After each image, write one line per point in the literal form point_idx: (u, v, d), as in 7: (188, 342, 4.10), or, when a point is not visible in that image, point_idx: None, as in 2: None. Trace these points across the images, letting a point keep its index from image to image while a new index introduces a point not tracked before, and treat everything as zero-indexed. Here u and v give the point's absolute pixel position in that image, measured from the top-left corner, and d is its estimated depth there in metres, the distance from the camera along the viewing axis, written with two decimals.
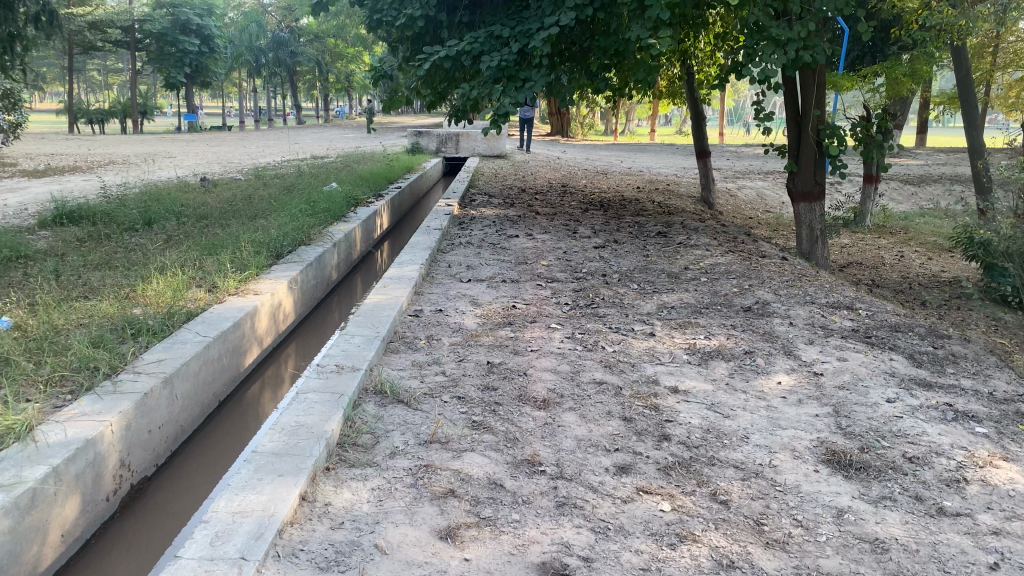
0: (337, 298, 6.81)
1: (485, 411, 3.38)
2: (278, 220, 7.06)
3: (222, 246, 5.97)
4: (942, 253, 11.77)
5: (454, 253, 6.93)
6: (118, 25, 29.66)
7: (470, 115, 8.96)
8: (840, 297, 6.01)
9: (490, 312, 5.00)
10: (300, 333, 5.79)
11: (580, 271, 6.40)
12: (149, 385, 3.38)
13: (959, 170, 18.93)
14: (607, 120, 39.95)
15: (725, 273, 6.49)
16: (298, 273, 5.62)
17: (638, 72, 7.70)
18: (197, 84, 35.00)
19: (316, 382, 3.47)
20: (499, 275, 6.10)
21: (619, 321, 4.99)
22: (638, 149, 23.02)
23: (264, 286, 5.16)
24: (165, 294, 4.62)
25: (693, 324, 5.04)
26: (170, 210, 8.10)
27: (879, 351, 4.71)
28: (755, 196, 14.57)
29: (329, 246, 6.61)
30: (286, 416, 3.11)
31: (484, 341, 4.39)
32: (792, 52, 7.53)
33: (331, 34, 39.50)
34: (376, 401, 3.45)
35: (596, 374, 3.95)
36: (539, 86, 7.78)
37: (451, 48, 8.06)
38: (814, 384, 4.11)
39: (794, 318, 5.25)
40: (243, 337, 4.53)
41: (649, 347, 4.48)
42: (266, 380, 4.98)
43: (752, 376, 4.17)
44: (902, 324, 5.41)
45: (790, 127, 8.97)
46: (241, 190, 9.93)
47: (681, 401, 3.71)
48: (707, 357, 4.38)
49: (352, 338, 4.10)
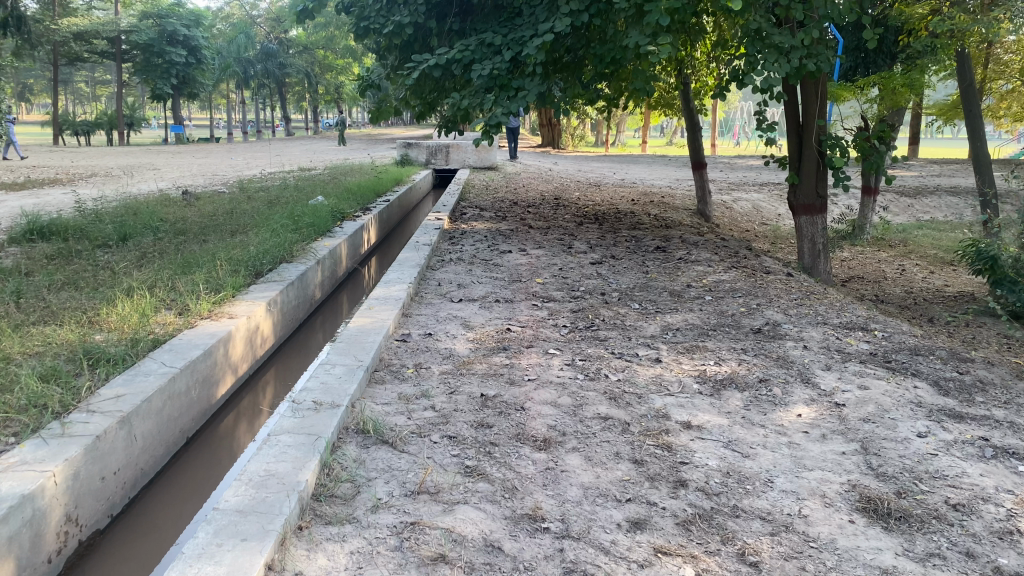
0: (320, 318, 6.45)
1: (479, 454, 3.03)
2: (259, 235, 6.71)
3: (197, 264, 5.60)
4: (944, 266, 11.50)
5: (444, 270, 6.59)
6: (103, 37, 29.27)
7: (460, 126, 8.63)
8: (853, 316, 5.70)
9: (483, 337, 4.65)
10: (280, 358, 5.43)
11: (577, 289, 6.07)
12: (104, 427, 3.01)
13: (955, 181, 18.74)
14: (598, 131, 39.75)
15: (730, 291, 6.18)
16: (277, 293, 5.25)
17: (636, 82, 7.39)
18: (185, 96, 34.53)
19: (291, 422, 3.10)
20: (492, 294, 5.76)
21: (622, 345, 4.65)
22: (631, 160, 22.78)
23: (240, 307, 4.80)
24: (130, 318, 4.24)
25: (701, 348, 4.71)
26: (147, 225, 7.73)
27: (901, 378, 4.38)
28: (751, 208, 14.30)
29: (313, 264, 6.26)
30: (253, 465, 2.75)
31: (477, 370, 4.04)
32: (796, 60, 7.26)
33: (321, 46, 39.25)
34: (357, 442, 3.09)
35: (601, 407, 3.60)
36: (533, 96, 7.48)
37: (441, 56, 7.72)
38: (837, 417, 3.78)
39: (808, 341, 4.93)
40: (214, 366, 4.16)
41: (656, 375, 4.15)
42: (242, 411, 4.62)
43: (769, 409, 3.83)
44: (921, 346, 5.10)
45: (792, 138, 8.68)
46: (223, 204, 9.58)
47: (695, 439, 3.37)
48: (720, 387, 4.05)
49: (333, 368, 3.74)
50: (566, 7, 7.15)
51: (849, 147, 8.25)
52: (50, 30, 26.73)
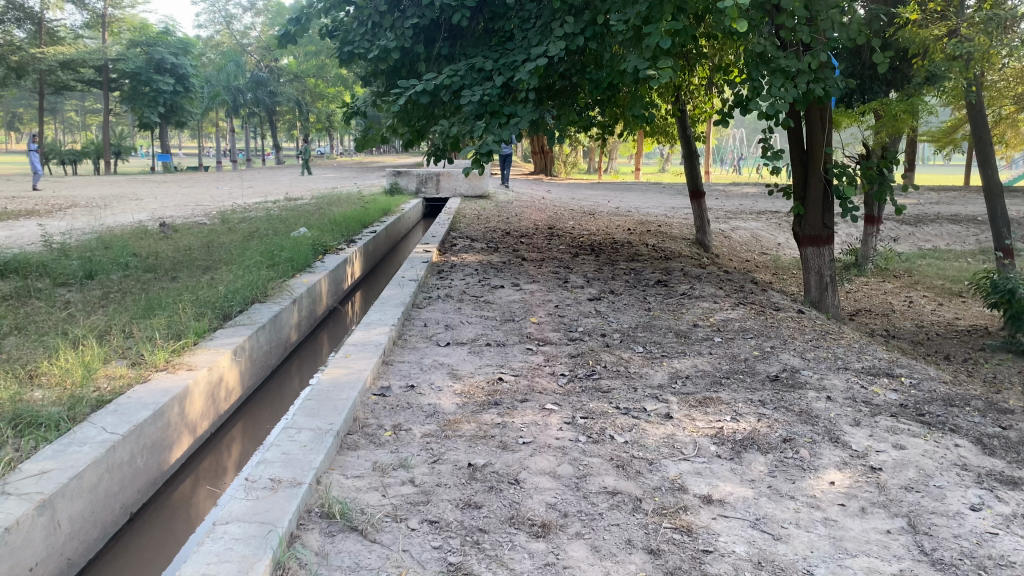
0: (295, 363, 5.97)
1: (464, 546, 2.56)
2: (232, 272, 6.23)
3: (160, 306, 5.11)
4: (953, 298, 11.09)
5: (431, 308, 6.13)
6: (91, 65, 28.76)
7: (449, 154, 8.21)
8: (874, 360, 5.23)
9: (472, 389, 4.18)
10: (248, 410, 4.96)
11: (575, 330, 5.61)
12: (17, 514, 2.51)
13: (956, 209, 18.41)
14: (591, 159, 39.58)
15: (740, 332, 5.74)
16: (245, 339, 4.77)
17: (634, 108, 6.98)
18: (173, 124, 34.09)
19: (241, 507, 2.62)
20: (483, 336, 5.30)
21: (627, 398, 4.18)
22: (624, 187, 22.43)
23: (201, 357, 4.31)
24: (72, 371, 3.74)
25: (714, 400, 4.24)
26: (117, 262, 7.25)
27: (940, 434, 3.92)
28: (750, 237, 13.90)
29: (288, 304, 5.79)
30: (189, 568, 2.26)
31: (465, 431, 3.57)
32: (803, 84, 6.86)
33: (312, 74, 39.13)
34: (321, 530, 2.62)
35: (607, 479, 3.14)
36: (526, 123, 7.05)
37: (429, 82, 7.30)
38: (875, 485, 3.31)
39: (831, 391, 4.47)
40: (167, 427, 3.67)
41: (667, 436, 3.69)
42: (201, 474, 4.13)
43: (797, 475, 3.37)
44: (953, 395, 4.63)
45: (795, 167, 8.29)
46: (202, 237, 9.11)
47: (718, 518, 2.91)
48: (740, 449, 3.59)
49: (298, 434, 3.25)
50: (561, 29, 6.75)
51: (856, 175, 7.86)
52: (34, 58, 26.28)
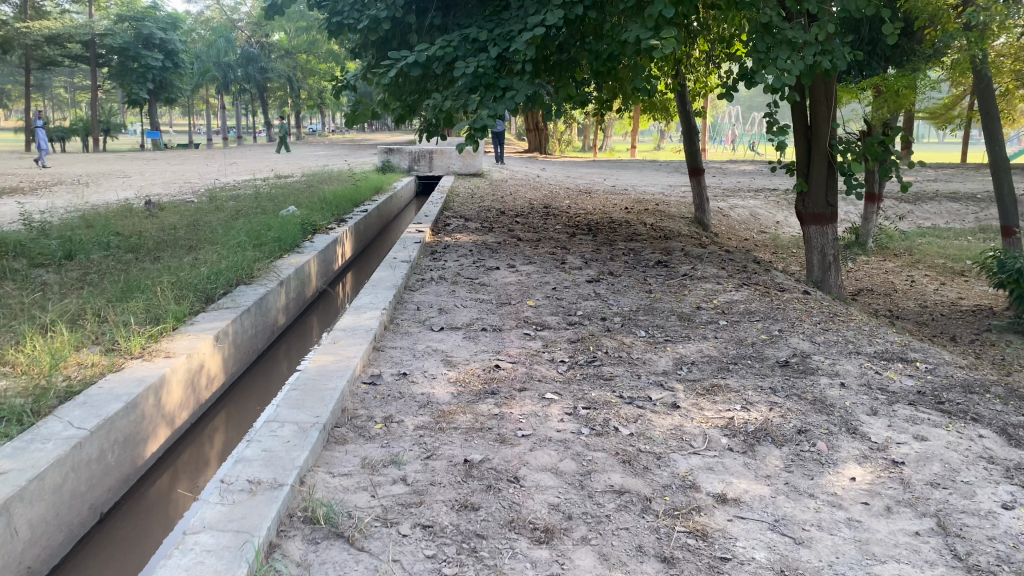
0: (283, 348, 5.75)
1: (459, 555, 2.33)
2: (216, 253, 5.97)
3: (139, 289, 4.85)
4: (956, 277, 10.90)
5: (424, 290, 5.89)
6: (77, 41, 28.18)
7: (442, 129, 7.93)
8: (886, 344, 5.02)
9: (467, 377, 3.94)
10: (232, 398, 4.74)
11: (574, 313, 5.38)
12: None
13: (956, 187, 18.19)
14: (586, 137, 39.22)
15: (745, 315, 5.52)
16: (228, 323, 4.53)
17: (636, 81, 6.71)
18: (162, 101, 33.55)
19: (214, 513, 2.40)
20: (478, 320, 5.07)
21: (630, 386, 3.96)
22: (620, 165, 22.14)
23: (180, 343, 4.07)
24: (39, 359, 3.48)
25: (722, 387, 4.03)
26: (98, 241, 6.97)
27: (962, 424, 3.72)
28: (748, 215, 13.67)
29: (274, 286, 5.54)
30: None
31: (460, 423, 3.35)
32: (810, 57, 6.58)
33: (302, 50, 38.59)
34: (304, 538, 2.39)
35: (613, 476, 2.92)
36: (523, 96, 6.77)
37: (421, 52, 7.00)
38: (898, 480, 3.11)
39: (844, 377, 4.26)
40: (142, 419, 3.44)
41: (675, 426, 3.48)
42: (180, 468, 3.91)
43: (815, 471, 3.16)
44: (971, 381, 4.42)
45: (799, 143, 8.04)
46: (188, 215, 8.83)
47: (734, 520, 2.69)
48: (753, 442, 3.38)
49: (281, 428, 3.02)
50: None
51: (861, 151, 7.61)
52: (19, 32, 25.70)
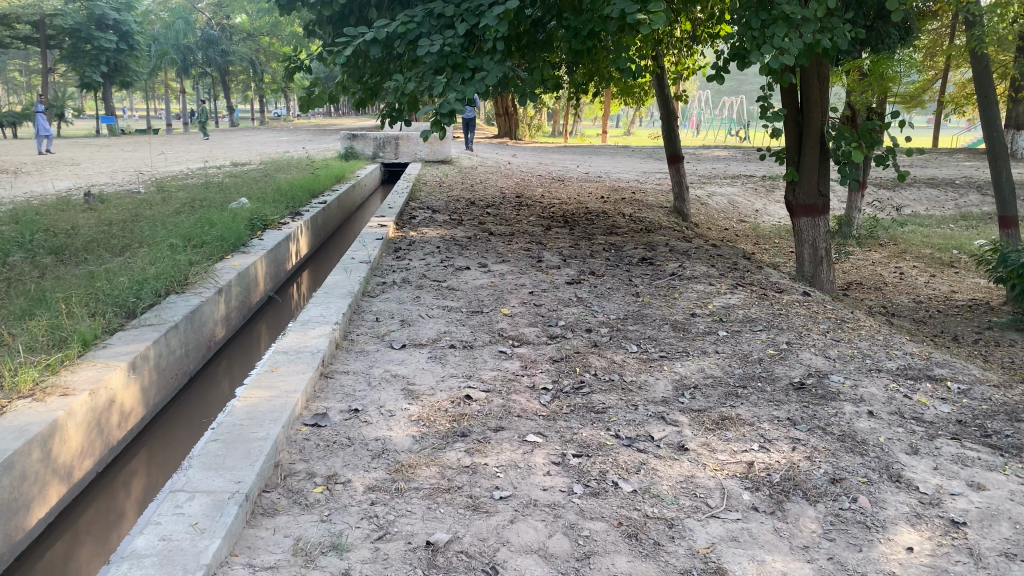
0: (220, 366, 5.06)
1: None
2: (146, 256, 5.22)
3: (44, 304, 4.09)
4: (945, 268, 10.43)
5: (384, 297, 5.19)
6: (24, 20, 26.70)
7: (407, 115, 7.20)
8: (907, 358, 4.42)
9: (433, 412, 3.28)
10: (155, 434, 4.06)
11: (555, 324, 4.74)
12: None
13: (934, 173, 17.76)
14: (556, 122, 38.49)
15: (745, 322, 4.92)
16: (148, 346, 3.82)
17: (617, 60, 6.01)
18: (116, 85, 32.14)
19: None
20: (444, 335, 4.40)
21: (626, 420, 3.33)
22: (591, 151, 21.45)
23: (83, 374, 3.35)
24: None
25: (734, 420, 3.42)
26: (18, 240, 6.17)
27: (1018, 465, 3.14)
28: (726, 204, 13.09)
29: (210, 296, 4.83)
30: None
31: (425, 482, 2.69)
32: (810, 35, 5.87)
33: (263, 33, 37.40)
34: None
35: (617, 560, 2.29)
36: (494, 78, 6.05)
37: (381, 29, 6.24)
38: (965, 552, 2.51)
39: (871, 403, 3.67)
40: (22, 480, 2.74)
41: (686, 477, 2.85)
42: (83, 529, 3.24)
43: (862, 539, 2.55)
44: (1013, 404, 3.84)
45: (791, 129, 7.42)
46: (127, 210, 8.00)
47: None
48: (782, 496, 2.78)
49: (190, 503, 2.35)
50: None
51: (861, 136, 7.01)
52: None
